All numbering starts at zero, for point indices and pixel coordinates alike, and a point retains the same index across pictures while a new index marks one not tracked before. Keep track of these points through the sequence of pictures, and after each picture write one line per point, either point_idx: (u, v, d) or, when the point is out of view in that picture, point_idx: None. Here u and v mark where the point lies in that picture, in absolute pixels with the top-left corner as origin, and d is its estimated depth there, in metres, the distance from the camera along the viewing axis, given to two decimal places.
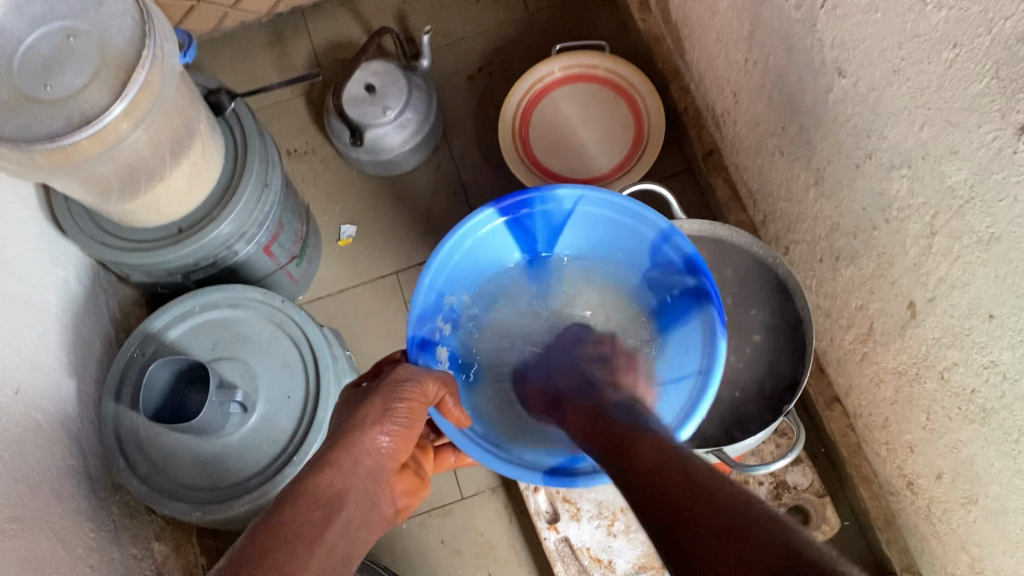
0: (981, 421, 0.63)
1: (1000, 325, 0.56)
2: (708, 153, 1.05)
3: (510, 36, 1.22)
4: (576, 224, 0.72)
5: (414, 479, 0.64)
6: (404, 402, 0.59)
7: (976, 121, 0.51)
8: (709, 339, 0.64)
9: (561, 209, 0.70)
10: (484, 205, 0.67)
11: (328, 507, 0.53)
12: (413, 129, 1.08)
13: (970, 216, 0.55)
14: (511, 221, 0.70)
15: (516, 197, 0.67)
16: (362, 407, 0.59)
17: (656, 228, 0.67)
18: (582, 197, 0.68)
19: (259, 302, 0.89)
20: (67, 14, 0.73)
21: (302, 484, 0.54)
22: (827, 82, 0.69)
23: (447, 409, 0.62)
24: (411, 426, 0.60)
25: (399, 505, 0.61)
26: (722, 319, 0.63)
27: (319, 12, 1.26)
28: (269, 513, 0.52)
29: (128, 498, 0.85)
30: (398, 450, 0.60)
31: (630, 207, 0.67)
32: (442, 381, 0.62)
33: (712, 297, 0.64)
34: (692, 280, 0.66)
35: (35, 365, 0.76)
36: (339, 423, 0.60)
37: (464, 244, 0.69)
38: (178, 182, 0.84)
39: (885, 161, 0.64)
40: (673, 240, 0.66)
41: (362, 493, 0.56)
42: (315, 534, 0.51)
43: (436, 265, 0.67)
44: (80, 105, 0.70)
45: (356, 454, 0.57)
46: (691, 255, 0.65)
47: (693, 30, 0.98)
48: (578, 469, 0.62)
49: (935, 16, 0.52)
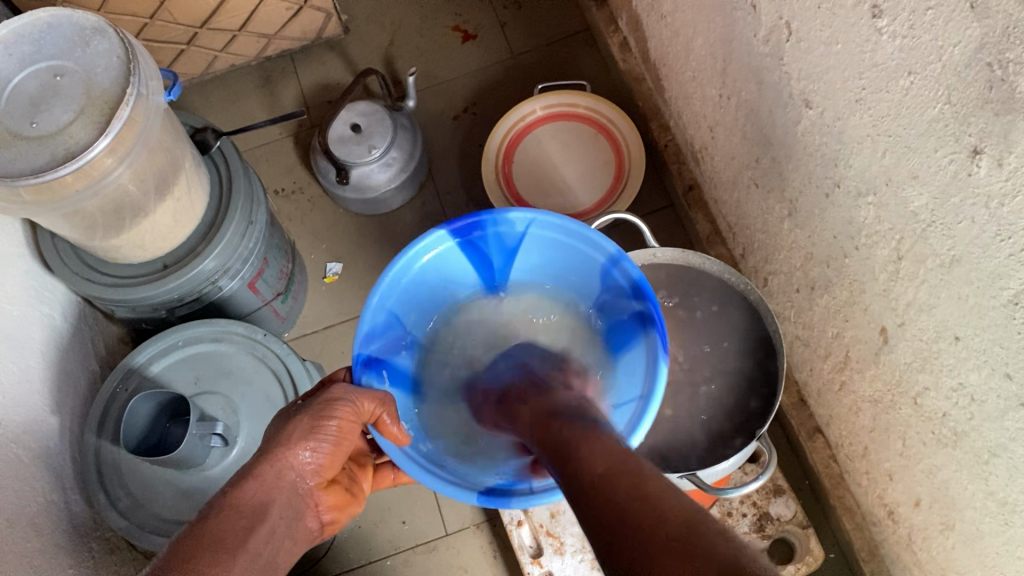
0: (953, 445, 0.63)
1: (965, 346, 0.57)
2: (688, 188, 1.07)
3: (494, 78, 1.25)
4: (530, 248, 0.73)
5: (342, 494, 0.66)
6: (336, 421, 0.60)
7: (933, 146, 0.53)
8: (651, 363, 0.65)
9: (513, 232, 0.71)
10: (435, 226, 0.69)
11: (251, 518, 0.55)
12: (398, 167, 1.10)
13: (932, 240, 0.57)
14: (464, 243, 0.71)
15: (466, 218, 0.68)
16: (291, 423, 0.60)
17: (605, 254, 0.68)
18: (533, 221, 0.69)
19: (242, 335, 0.91)
20: (55, 54, 0.75)
21: (226, 496, 0.56)
22: (795, 114, 0.70)
23: (386, 428, 0.61)
24: (339, 443, 0.61)
25: (323, 519, 0.64)
26: (664, 344, 0.64)
27: (308, 56, 1.29)
28: (193, 524, 0.54)
29: (108, 533, 0.83)
30: (322, 467, 0.61)
31: (579, 231, 0.69)
32: (380, 399, 0.61)
33: (656, 321, 0.64)
34: (638, 306, 0.67)
35: (19, 400, 0.77)
36: (270, 433, 0.62)
37: (416, 265, 0.70)
38: (162, 219, 0.85)
39: (852, 189, 0.65)
40: (621, 266, 0.67)
41: (287, 504, 0.59)
42: (236, 542, 0.53)
43: (387, 283, 0.68)
44: (65, 140, 0.71)
45: (279, 468, 0.59)
46: (638, 280, 0.66)
47: (670, 68, 1.00)
48: (514, 491, 0.62)
49: (891, 45, 0.54)
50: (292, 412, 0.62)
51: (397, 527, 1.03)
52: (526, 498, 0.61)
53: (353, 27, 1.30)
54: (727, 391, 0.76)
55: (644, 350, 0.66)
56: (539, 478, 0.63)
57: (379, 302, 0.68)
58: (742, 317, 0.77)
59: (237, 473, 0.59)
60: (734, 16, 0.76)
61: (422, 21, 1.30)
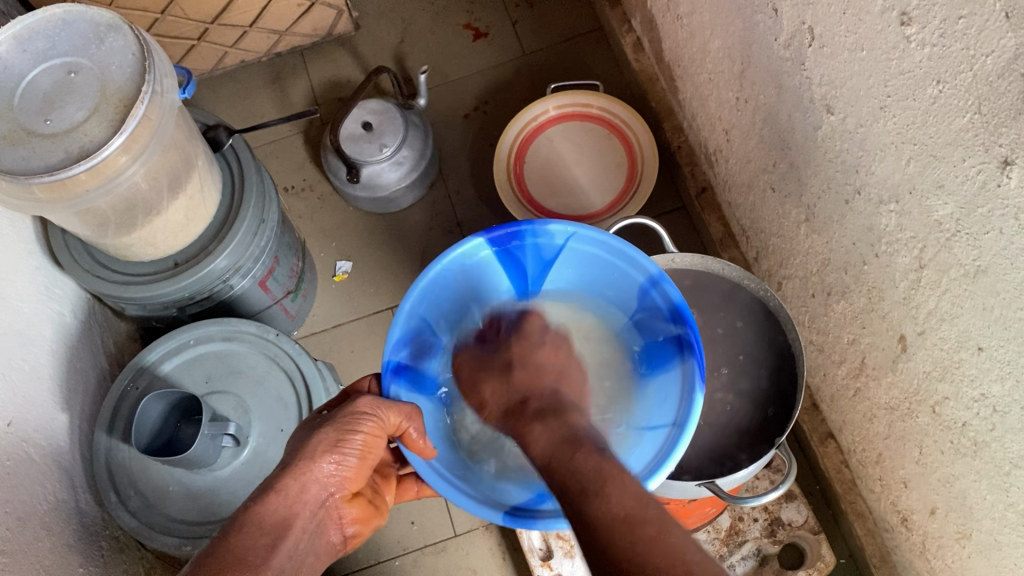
0: (973, 454, 0.63)
1: (988, 357, 0.57)
2: (701, 191, 1.07)
3: (506, 76, 1.24)
4: (566, 262, 0.74)
5: (366, 507, 0.65)
6: (360, 435, 0.59)
7: (961, 155, 0.52)
8: (687, 391, 0.64)
9: (552, 244, 0.71)
10: (474, 233, 0.70)
11: (272, 536, 0.56)
12: (409, 166, 1.09)
13: (957, 249, 0.56)
14: (501, 253, 0.72)
15: (505, 228, 0.69)
16: (316, 435, 0.60)
17: (646, 274, 0.68)
18: (573, 234, 0.70)
19: (254, 336, 0.90)
20: (69, 50, 0.74)
21: (247, 511, 0.57)
22: (815, 119, 0.70)
23: (412, 441, 0.62)
24: (364, 457, 0.61)
25: (347, 532, 0.63)
26: (701, 371, 0.64)
27: (318, 52, 1.28)
28: (218, 536, 0.56)
29: (118, 533, 0.83)
30: (348, 480, 0.61)
31: (623, 250, 0.69)
32: (406, 413, 0.61)
33: (694, 348, 0.64)
34: (676, 329, 0.67)
35: (29, 400, 0.76)
36: (294, 442, 0.61)
37: (451, 271, 0.71)
38: (174, 217, 0.85)
39: (873, 196, 0.65)
40: (661, 287, 0.67)
41: (310, 518, 0.59)
42: (258, 562, 0.55)
43: (422, 288, 0.70)
44: (80, 138, 0.71)
45: (304, 481, 0.58)
46: (678, 304, 0.66)
47: (685, 70, 1.00)
48: (540, 510, 0.62)
49: (919, 53, 0.53)
50: (315, 424, 0.62)
51: (406, 528, 1.02)
52: (552, 519, 0.61)
53: (364, 24, 1.29)
54: (743, 399, 0.75)
55: (679, 376, 0.67)
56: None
57: (412, 308, 0.69)
58: (761, 324, 0.77)
59: (259, 486, 0.59)
60: (755, 19, 0.75)
61: (433, 18, 1.29)
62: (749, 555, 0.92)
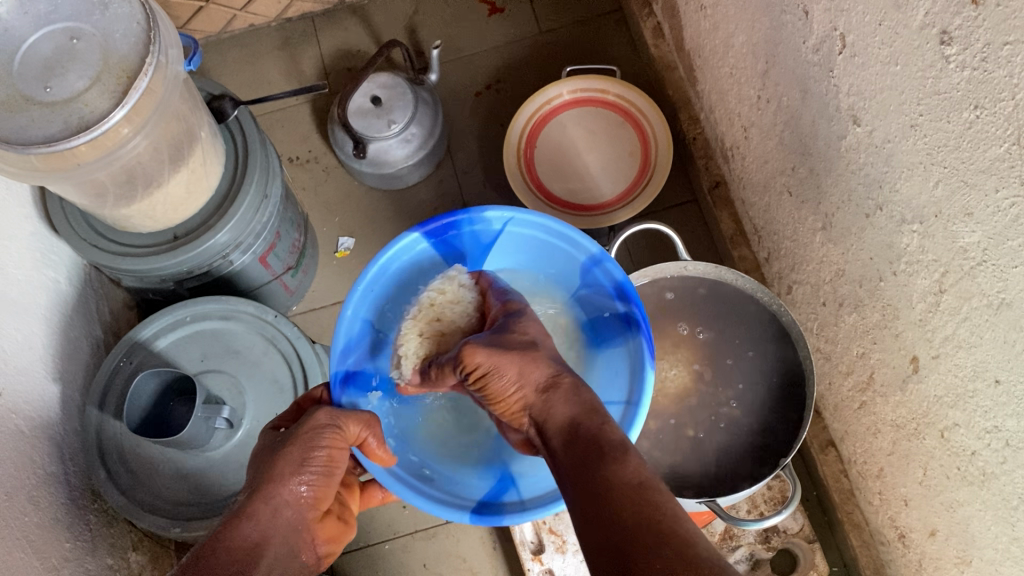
0: (980, 484, 0.61)
1: (1006, 391, 0.55)
2: (714, 185, 1.04)
3: (520, 55, 1.22)
4: (504, 248, 0.74)
5: (336, 524, 0.64)
6: (326, 449, 0.59)
7: (993, 184, 0.50)
8: (637, 367, 0.67)
9: (490, 230, 0.73)
10: (409, 229, 0.70)
11: (247, 559, 0.53)
12: (417, 143, 1.07)
13: (981, 279, 0.54)
14: (437, 245, 0.73)
15: (440, 220, 0.70)
16: (281, 456, 0.58)
17: (588, 253, 0.70)
18: (510, 220, 0.71)
19: (252, 315, 0.88)
20: (72, 15, 0.71)
21: (219, 537, 0.54)
22: (840, 128, 0.68)
23: (371, 450, 0.62)
24: (330, 472, 0.60)
25: (320, 551, 0.61)
26: (650, 347, 0.66)
27: (329, 20, 1.25)
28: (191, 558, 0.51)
29: (106, 507, 0.82)
30: (318, 498, 0.59)
31: (564, 231, 0.71)
32: (365, 421, 0.62)
33: (641, 325, 0.67)
34: (623, 308, 0.69)
35: (21, 370, 0.75)
36: (256, 467, 0.59)
37: (392, 270, 0.72)
38: (176, 190, 0.82)
39: (896, 214, 0.63)
40: (604, 266, 0.69)
41: (283, 542, 0.57)
42: None
43: (360, 291, 0.69)
44: (80, 109, 0.68)
45: (275, 505, 0.56)
46: (621, 282, 0.68)
47: (706, 61, 0.97)
48: (504, 509, 0.64)
49: (958, 75, 0.51)
50: (276, 444, 0.60)
51: (397, 511, 1.02)
52: (518, 515, 0.63)
53: None
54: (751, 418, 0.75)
55: (625, 353, 0.69)
56: (527, 492, 0.66)
57: (354, 311, 0.69)
58: (773, 340, 0.77)
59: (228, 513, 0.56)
60: (783, 19, 0.73)
61: None
62: (742, 558, 0.89)
